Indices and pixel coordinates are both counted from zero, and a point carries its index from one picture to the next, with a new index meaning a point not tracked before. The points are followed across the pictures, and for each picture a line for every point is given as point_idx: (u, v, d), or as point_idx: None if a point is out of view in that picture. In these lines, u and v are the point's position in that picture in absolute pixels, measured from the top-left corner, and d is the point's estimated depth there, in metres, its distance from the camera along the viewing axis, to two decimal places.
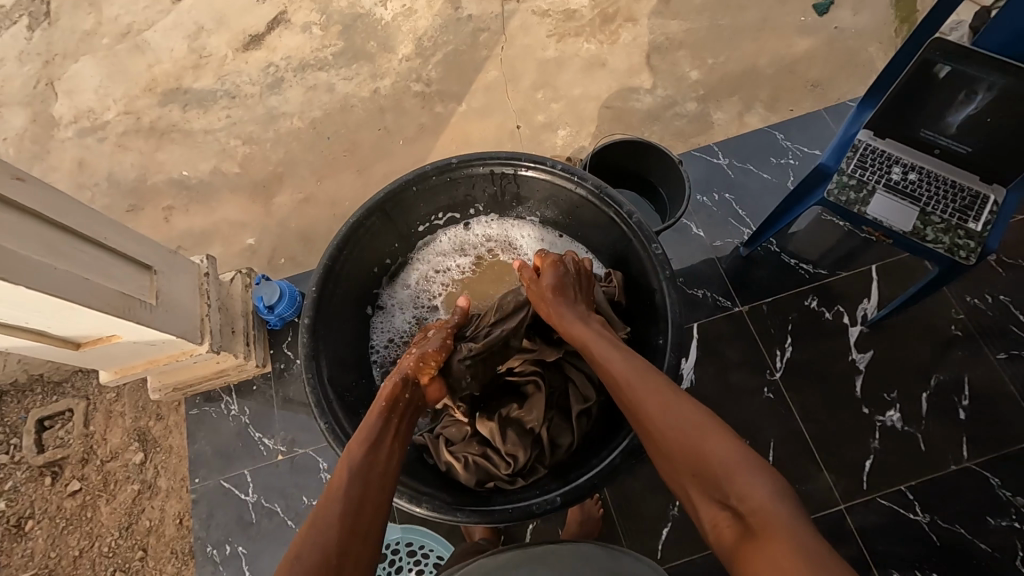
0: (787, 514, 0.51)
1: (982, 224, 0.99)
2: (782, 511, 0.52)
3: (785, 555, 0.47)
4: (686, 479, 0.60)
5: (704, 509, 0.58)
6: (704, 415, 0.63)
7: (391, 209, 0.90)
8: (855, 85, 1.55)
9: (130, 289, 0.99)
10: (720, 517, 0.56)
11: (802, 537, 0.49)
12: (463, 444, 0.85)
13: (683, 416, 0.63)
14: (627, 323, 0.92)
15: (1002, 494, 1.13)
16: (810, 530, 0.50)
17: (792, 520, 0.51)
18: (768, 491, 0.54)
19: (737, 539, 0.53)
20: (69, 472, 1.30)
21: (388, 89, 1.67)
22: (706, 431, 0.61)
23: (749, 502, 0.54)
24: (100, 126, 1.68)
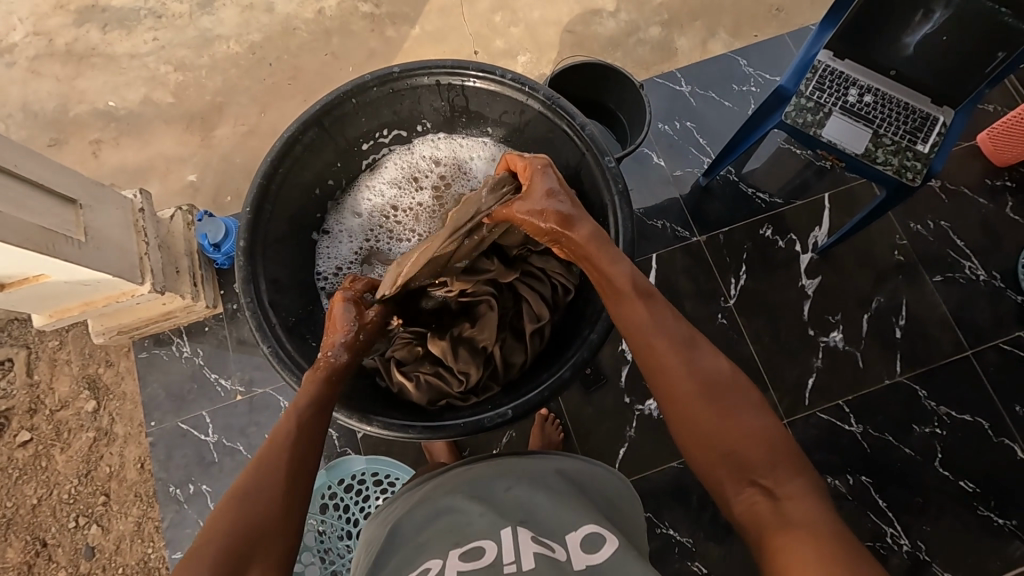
0: (816, 504, 0.54)
1: (929, 146, 1.01)
2: (816, 503, 0.54)
3: (817, 543, 0.50)
4: (715, 451, 0.60)
5: (732, 486, 0.59)
6: (745, 392, 0.63)
7: (330, 124, 0.85)
8: (819, 10, 1.52)
9: (53, 224, 0.91)
10: (749, 497, 0.57)
11: (830, 525, 0.52)
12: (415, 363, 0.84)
13: (729, 390, 0.62)
14: None
15: (927, 404, 1.22)
16: (836, 519, 0.53)
17: (827, 514, 0.53)
18: (805, 486, 0.56)
19: (762, 516, 0.55)
20: (16, 423, 1.25)
21: (333, 9, 1.53)
22: (744, 408, 0.61)
23: (786, 491, 0.56)
24: (5, 49, 1.50)
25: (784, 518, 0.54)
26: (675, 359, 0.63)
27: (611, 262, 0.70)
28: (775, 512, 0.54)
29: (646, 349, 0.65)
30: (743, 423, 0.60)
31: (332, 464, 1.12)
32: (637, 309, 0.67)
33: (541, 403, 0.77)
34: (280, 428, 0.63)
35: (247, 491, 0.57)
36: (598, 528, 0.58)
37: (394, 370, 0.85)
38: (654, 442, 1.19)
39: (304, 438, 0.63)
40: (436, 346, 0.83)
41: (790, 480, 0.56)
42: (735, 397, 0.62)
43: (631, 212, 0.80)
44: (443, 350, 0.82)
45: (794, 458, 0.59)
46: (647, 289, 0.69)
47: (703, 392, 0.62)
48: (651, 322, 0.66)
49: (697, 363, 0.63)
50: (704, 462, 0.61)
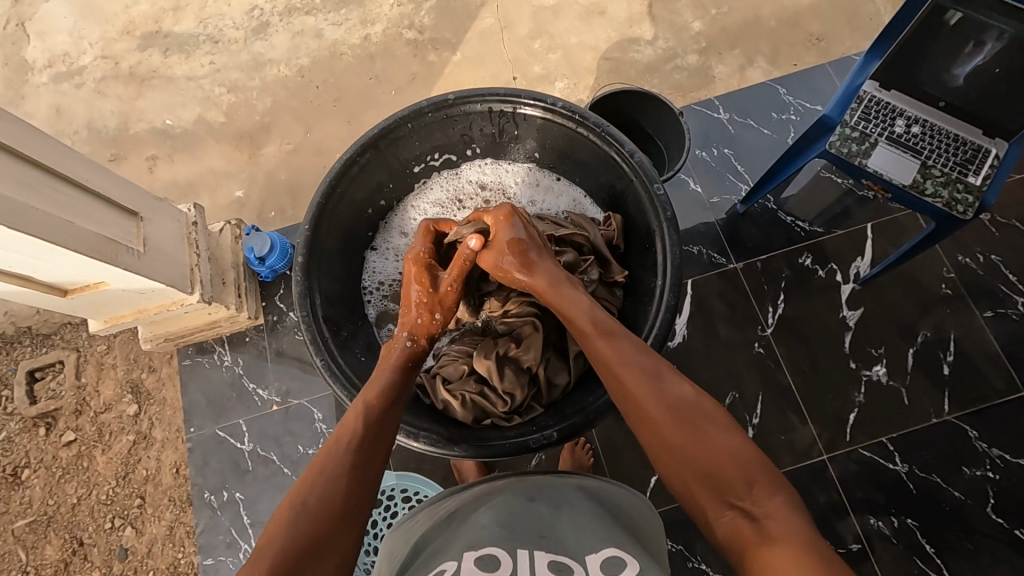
0: (801, 526, 0.52)
1: (981, 179, 0.99)
2: (798, 521, 0.53)
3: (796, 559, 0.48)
4: (690, 476, 0.60)
5: (712, 508, 0.58)
6: (713, 412, 0.63)
7: (384, 147, 0.88)
8: (860, 39, 1.51)
9: (115, 234, 0.96)
10: (732, 521, 0.56)
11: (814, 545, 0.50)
12: (461, 381, 0.85)
13: (699, 413, 0.63)
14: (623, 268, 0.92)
15: (977, 445, 1.17)
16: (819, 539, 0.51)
17: (808, 533, 0.52)
18: (785, 504, 0.55)
19: (744, 538, 0.54)
20: (63, 423, 1.30)
21: (379, 36, 1.60)
22: (717, 429, 0.61)
23: (764, 509, 0.54)
24: (75, 70, 1.61)
25: (762, 536, 0.52)
26: (646, 392, 0.64)
27: (573, 304, 0.74)
28: (755, 529, 0.53)
29: (616, 381, 0.67)
30: (716, 443, 0.60)
31: None
32: (603, 346, 0.69)
33: (585, 426, 0.77)
34: (342, 429, 0.66)
35: (312, 492, 0.59)
36: (621, 552, 0.57)
37: (439, 388, 0.85)
38: None
39: (366, 439, 0.65)
40: (482, 365, 0.84)
41: (766, 498, 0.55)
42: (706, 422, 0.62)
43: (677, 239, 0.80)
44: (488, 368, 0.83)
45: (773, 476, 0.58)
46: (611, 326, 0.71)
47: (672, 418, 0.62)
48: (617, 355, 0.67)
49: (665, 390, 0.64)
50: (682, 487, 0.60)
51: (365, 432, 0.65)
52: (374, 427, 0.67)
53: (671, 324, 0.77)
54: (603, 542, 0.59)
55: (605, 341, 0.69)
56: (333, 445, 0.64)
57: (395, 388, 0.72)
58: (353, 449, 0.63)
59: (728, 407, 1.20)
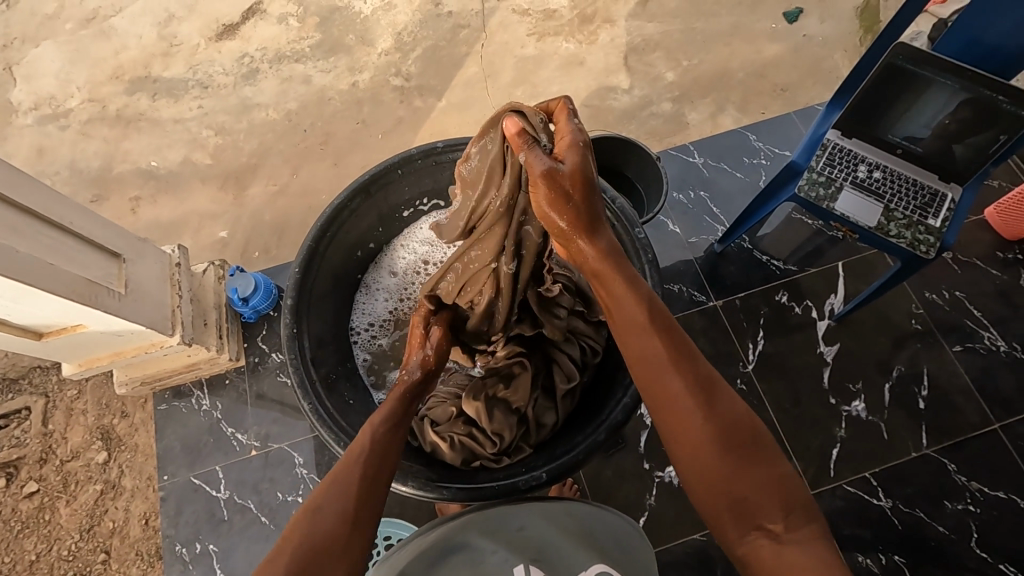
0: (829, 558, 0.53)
1: (940, 221, 1.04)
2: (823, 551, 0.54)
3: None
4: (720, 499, 0.59)
5: (735, 535, 0.58)
6: (754, 440, 0.61)
7: (375, 191, 0.91)
8: (823, 90, 1.61)
9: (97, 276, 0.95)
10: (756, 543, 0.57)
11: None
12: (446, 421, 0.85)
13: (743, 429, 0.62)
14: None
15: (957, 478, 1.19)
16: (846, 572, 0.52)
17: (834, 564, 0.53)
18: (813, 536, 0.56)
19: (767, 560, 0.55)
20: (25, 473, 1.24)
21: (367, 82, 1.65)
22: (757, 454, 0.60)
23: (791, 541, 0.55)
24: (61, 113, 1.62)
25: (786, 563, 0.54)
26: (684, 396, 0.63)
27: (621, 288, 0.69)
28: (781, 559, 0.54)
29: (655, 385, 0.65)
30: (753, 467, 0.59)
31: None
32: (646, 346, 0.66)
33: (575, 466, 0.78)
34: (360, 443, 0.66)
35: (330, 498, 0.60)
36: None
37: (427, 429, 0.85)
38: (675, 511, 1.15)
39: (383, 455, 0.65)
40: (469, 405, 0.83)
41: (798, 526, 0.56)
42: (751, 440, 0.61)
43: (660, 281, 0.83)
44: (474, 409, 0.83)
45: (803, 505, 0.58)
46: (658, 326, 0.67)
47: (716, 438, 0.61)
48: (663, 358, 0.65)
49: (713, 410, 0.62)
50: (710, 509, 0.60)
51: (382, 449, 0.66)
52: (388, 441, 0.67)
53: None
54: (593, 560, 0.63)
55: (655, 334, 0.66)
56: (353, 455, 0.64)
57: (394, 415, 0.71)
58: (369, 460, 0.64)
59: None
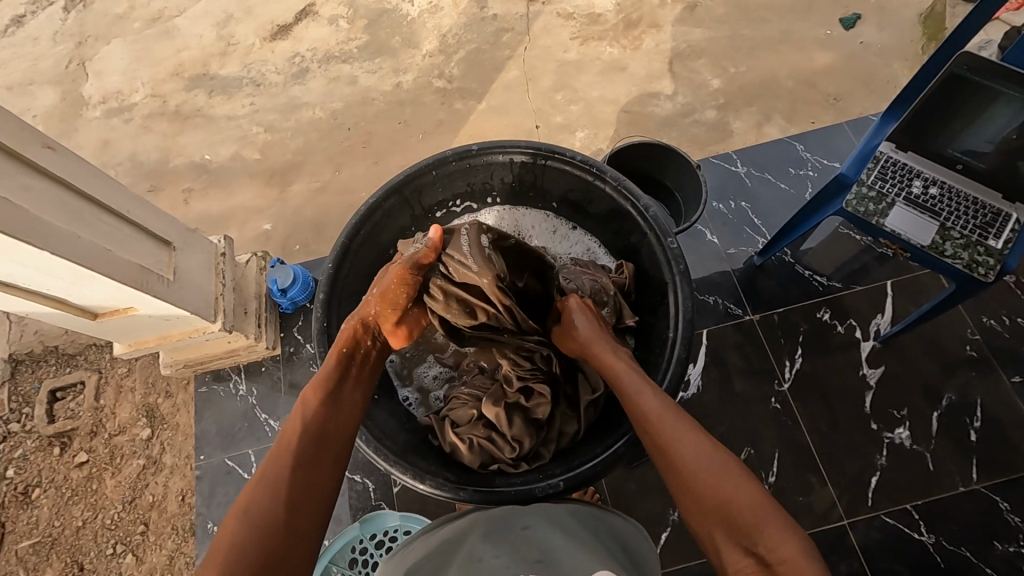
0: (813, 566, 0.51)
1: (1001, 243, 0.98)
2: (808, 559, 0.52)
3: None
4: (712, 519, 0.60)
5: (727, 552, 0.57)
6: (732, 465, 0.62)
7: (408, 192, 0.93)
8: (878, 100, 1.54)
9: (148, 263, 1.00)
10: (745, 563, 0.55)
11: None
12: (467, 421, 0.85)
13: (715, 456, 0.64)
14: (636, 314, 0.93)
15: (1009, 517, 1.11)
16: None
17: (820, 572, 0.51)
18: (797, 544, 0.54)
19: None
20: (77, 444, 1.32)
21: (410, 84, 1.69)
22: (735, 475, 0.61)
23: (773, 551, 0.54)
24: (126, 107, 1.72)
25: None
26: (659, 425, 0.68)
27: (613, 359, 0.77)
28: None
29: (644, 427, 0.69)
30: (732, 486, 0.60)
31: (368, 517, 1.10)
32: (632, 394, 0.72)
33: (593, 476, 0.78)
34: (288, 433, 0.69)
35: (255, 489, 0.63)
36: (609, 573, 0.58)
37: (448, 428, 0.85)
38: None
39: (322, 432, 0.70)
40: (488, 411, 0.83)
41: (775, 540, 0.54)
42: (724, 464, 0.63)
43: (690, 293, 0.82)
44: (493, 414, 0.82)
45: (782, 515, 0.57)
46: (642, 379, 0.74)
47: (691, 463, 0.63)
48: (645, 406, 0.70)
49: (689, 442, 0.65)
50: (709, 537, 0.60)
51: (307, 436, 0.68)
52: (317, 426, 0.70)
53: (682, 376, 0.79)
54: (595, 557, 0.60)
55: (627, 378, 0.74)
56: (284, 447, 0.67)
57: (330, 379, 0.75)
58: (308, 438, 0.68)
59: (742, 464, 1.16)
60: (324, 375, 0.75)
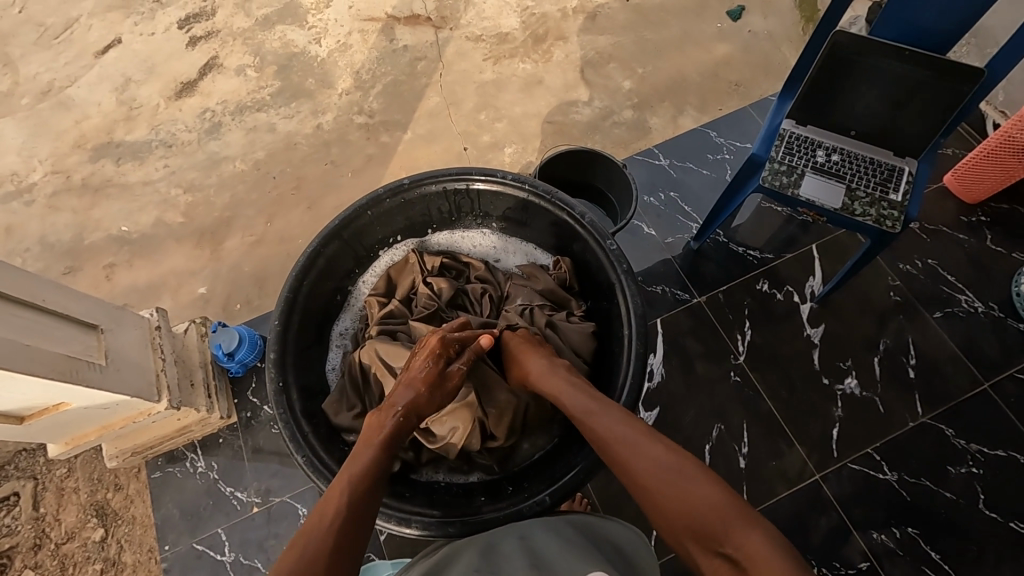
0: (707, 492, 0.60)
1: (901, 195, 1.08)
2: (713, 492, 0.60)
3: (705, 508, 0.59)
4: (678, 527, 0.60)
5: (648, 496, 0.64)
6: (629, 426, 0.71)
7: (347, 235, 0.92)
8: (774, 82, 1.67)
9: (76, 351, 0.93)
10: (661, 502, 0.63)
11: (706, 498, 0.60)
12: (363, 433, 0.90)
13: (623, 430, 0.71)
14: (583, 301, 1.00)
15: (956, 442, 1.20)
16: (713, 498, 0.59)
17: (717, 497, 0.59)
18: (762, 542, 0.53)
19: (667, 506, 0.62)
20: (19, 562, 1.19)
21: (332, 123, 1.67)
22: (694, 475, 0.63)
23: (742, 551, 0.53)
24: (26, 188, 1.60)
25: (685, 503, 0.60)
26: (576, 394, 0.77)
27: (561, 389, 0.79)
28: (681, 497, 0.61)
29: (610, 454, 0.70)
30: (633, 447, 0.68)
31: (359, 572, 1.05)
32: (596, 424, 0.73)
33: (578, 485, 0.81)
34: (321, 509, 0.64)
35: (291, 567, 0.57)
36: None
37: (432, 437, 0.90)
38: None
39: (359, 503, 0.65)
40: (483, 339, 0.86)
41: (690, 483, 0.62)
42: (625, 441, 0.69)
43: (638, 292, 0.86)
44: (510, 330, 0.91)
45: (746, 514, 0.57)
46: (600, 400, 0.76)
47: (607, 424, 0.72)
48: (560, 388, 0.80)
49: (642, 448, 0.67)
50: (676, 535, 0.61)
51: (345, 507, 0.64)
52: (356, 499, 0.65)
53: (644, 367, 0.82)
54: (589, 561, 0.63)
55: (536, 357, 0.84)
56: (310, 526, 0.62)
57: (375, 468, 0.70)
58: (341, 517, 0.63)
59: (715, 441, 1.21)
60: (372, 457, 0.71)
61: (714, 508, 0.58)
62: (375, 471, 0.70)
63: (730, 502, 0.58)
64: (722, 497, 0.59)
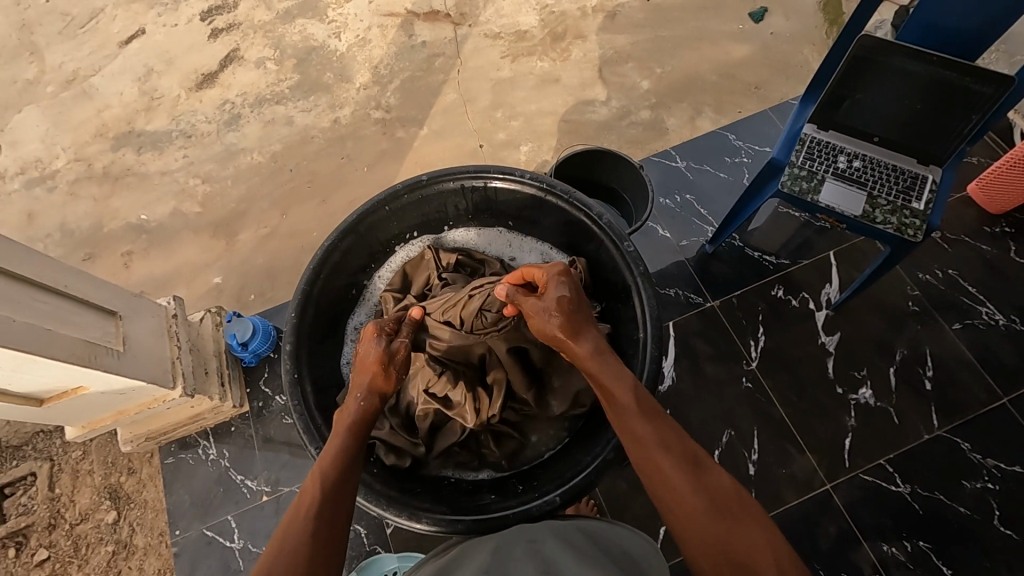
0: (754, 535, 0.60)
1: (923, 203, 1.06)
2: (758, 535, 0.60)
3: (750, 550, 0.59)
4: (709, 555, 0.61)
5: (685, 517, 0.64)
6: (680, 440, 0.69)
7: (363, 230, 0.93)
8: (795, 85, 1.65)
9: (95, 337, 0.95)
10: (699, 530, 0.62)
11: (751, 540, 0.60)
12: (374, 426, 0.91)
13: (672, 441, 0.69)
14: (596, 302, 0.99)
15: (972, 456, 1.18)
16: (758, 542, 0.60)
17: (761, 542, 0.60)
18: None
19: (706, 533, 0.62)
20: (34, 541, 1.22)
21: (348, 118, 1.68)
22: (746, 515, 0.62)
23: None
24: (48, 175, 1.63)
25: (728, 540, 0.60)
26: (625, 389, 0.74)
27: (612, 377, 0.76)
28: (724, 533, 0.61)
29: (649, 463, 0.68)
30: (679, 465, 0.67)
31: (365, 564, 1.06)
32: (641, 426, 0.71)
33: (588, 485, 0.81)
34: (303, 501, 0.67)
35: (284, 561, 0.60)
36: None
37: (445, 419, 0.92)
38: None
39: (337, 488, 0.69)
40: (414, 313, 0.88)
41: (734, 519, 0.62)
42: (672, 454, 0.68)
43: (653, 296, 0.85)
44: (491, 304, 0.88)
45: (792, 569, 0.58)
46: (650, 402, 0.74)
47: (656, 431, 0.70)
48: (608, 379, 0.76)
49: (692, 469, 0.66)
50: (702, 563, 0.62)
51: (324, 495, 0.67)
52: (333, 487, 0.69)
53: (658, 371, 0.82)
54: (594, 563, 0.63)
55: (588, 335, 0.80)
56: (295, 523, 0.64)
57: (349, 450, 0.74)
58: (324, 503, 0.66)
59: (725, 446, 1.20)
60: (343, 441, 0.75)
61: (759, 551, 0.59)
62: (349, 453, 0.73)
63: (775, 551, 0.59)
64: (767, 544, 0.59)
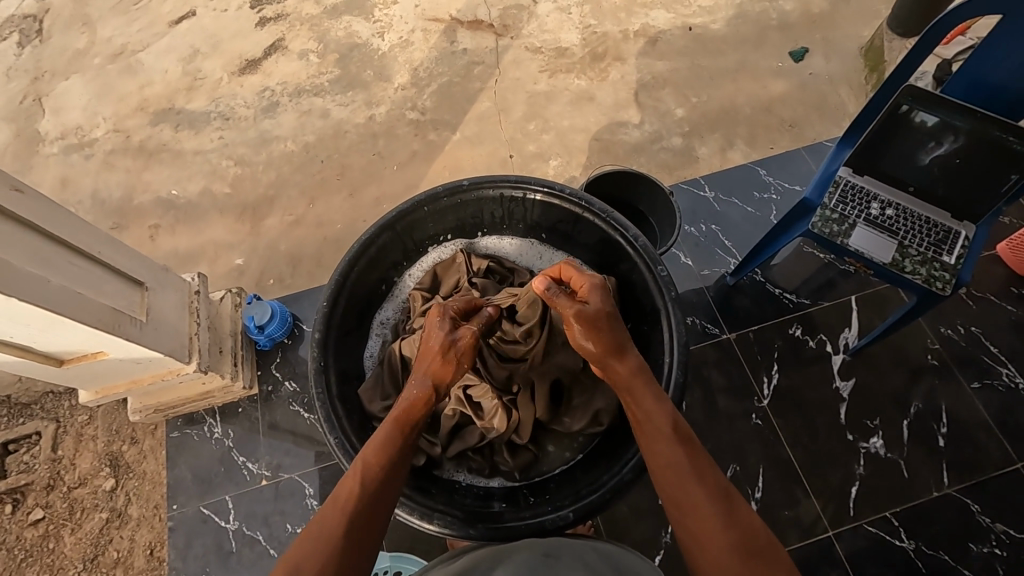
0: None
1: (955, 258, 1.05)
2: None
3: None
4: None
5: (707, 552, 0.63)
6: (714, 475, 0.68)
7: (400, 228, 0.94)
8: (830, 126, 1.65)
9: (121, 305, 0.96)
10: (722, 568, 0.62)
11: None
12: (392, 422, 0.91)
13: (705, 474, 0.68)
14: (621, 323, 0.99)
15: (981, 519, 1.16)
16: None
17: None
18: None
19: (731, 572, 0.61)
20: (31, 500, 1.23)
21: (383, 116, 1.70)
22: (778, 562, 0.61)
23: None
24: (87, 143, 1.67)
25: None
26: (662, 416, 0.73)
27: (650, 400, 0.75)
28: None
29: (678, 495, 0.68)
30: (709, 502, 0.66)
31: None
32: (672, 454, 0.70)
33: (601, 506, 0.81)
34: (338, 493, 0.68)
35: (313, 554, 0.61)
36: None
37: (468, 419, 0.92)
38: None
39: (373, 485, 0.69)
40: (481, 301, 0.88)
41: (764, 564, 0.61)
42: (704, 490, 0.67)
43: (682, 323, 0.85)
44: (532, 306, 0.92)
45: None
46: (687, 430, 0.73)
47: (691, 463, 0.69)
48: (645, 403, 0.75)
49: (722, 509, 0.65)
50: None
51: (360, 493, 0.67)
52: (370, 485, 0.69)
53: (680, 399, 0.82)
54: None
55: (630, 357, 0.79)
56: (326, 516, 0.65)
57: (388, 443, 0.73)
58: (356, 501, 0.67)
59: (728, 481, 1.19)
60: (385, 436, 0.74)
61: None
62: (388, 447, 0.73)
63: None
64: None
